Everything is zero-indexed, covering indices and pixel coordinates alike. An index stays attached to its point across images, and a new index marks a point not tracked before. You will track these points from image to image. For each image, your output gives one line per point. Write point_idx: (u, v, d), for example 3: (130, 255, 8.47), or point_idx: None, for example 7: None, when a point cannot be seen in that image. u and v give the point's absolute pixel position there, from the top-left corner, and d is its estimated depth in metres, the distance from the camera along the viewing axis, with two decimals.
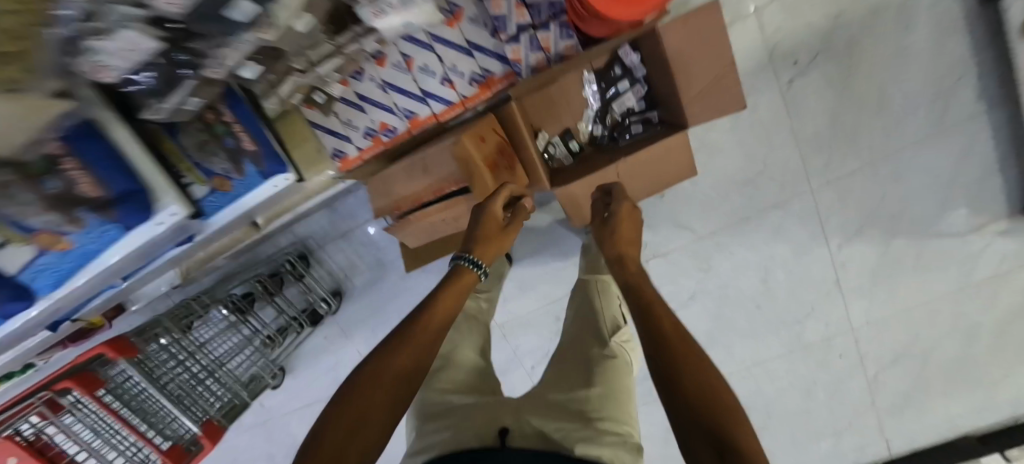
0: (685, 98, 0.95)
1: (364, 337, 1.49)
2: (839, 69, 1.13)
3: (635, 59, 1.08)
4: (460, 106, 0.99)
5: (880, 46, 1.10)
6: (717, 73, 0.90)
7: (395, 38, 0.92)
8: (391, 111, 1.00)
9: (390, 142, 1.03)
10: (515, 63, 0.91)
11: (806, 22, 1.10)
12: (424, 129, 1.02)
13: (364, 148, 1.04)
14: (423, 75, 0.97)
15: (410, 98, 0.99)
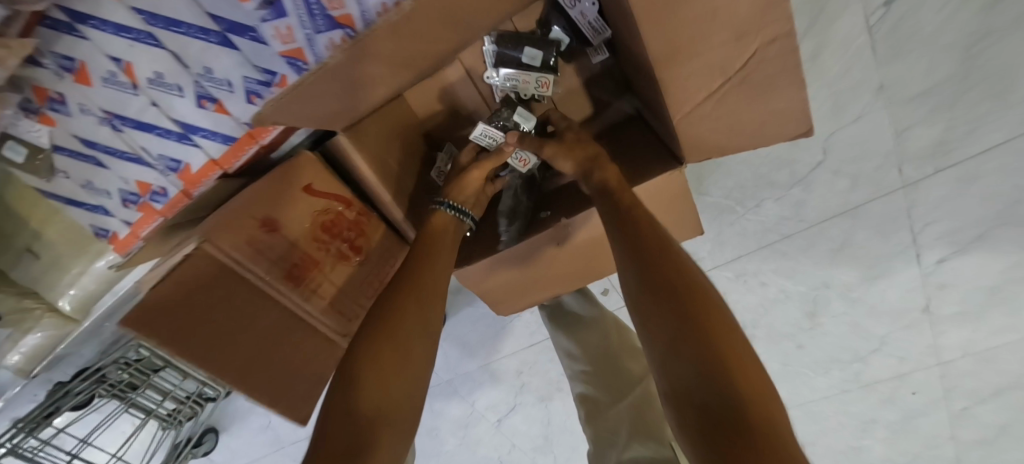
0: (688, 123, 0.49)
1: None
2: None
3: (592, 13, 0.56)
4: (253, 141, 0.54)
5: None
6: (750, 69, 0.44)
7: (59, 31, 0.44)
8: (142, 159, 0.57)
9: (166, 210, 0.61)
10: (299, 60, 0.45)
11: None
12: (210, 183, 0.58)
13: (135, 222, 0.63)
14: (162, 94, 0.51)
15: (162, 136, 0.54)
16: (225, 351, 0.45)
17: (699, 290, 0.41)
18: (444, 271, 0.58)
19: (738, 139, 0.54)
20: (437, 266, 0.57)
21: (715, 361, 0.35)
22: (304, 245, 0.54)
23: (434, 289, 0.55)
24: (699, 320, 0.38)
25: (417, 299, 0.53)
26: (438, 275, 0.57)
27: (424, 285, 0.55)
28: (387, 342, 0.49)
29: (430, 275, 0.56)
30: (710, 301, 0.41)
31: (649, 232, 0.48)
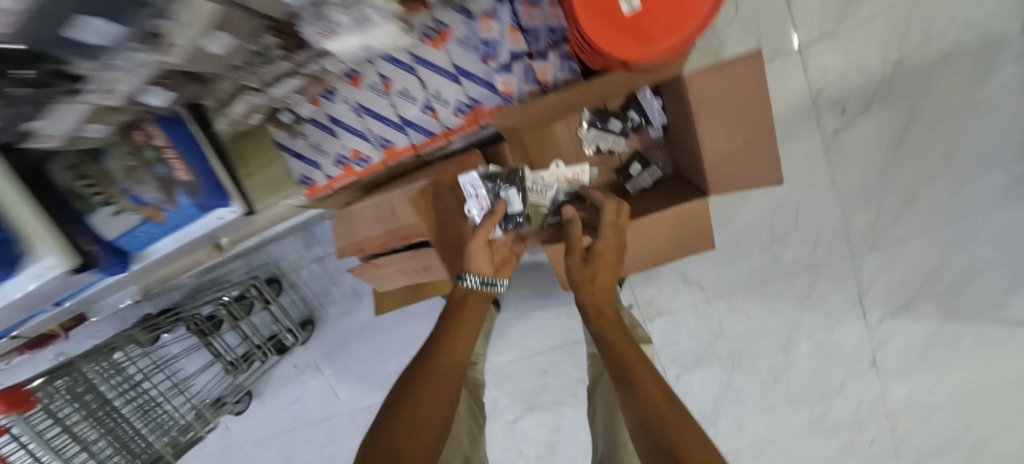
0: (709, 167, 0.79)
1: (338, 368, 1.39)
2: (894, 121, 0.96)
3: (657, 105, 0.94)
4: (443, 137, 0.86)
5: (944, 98, 0.94)
6: (746, 134, 0.76)
7: (370, 57, 0.79)
8: (364, 137, 0.88)
9: (363, 172, 0.91)
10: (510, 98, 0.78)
11: (860, 64, 0.92)
12: (399, 160, 0.89)
13: (334, 177, 0.93)
14: (403, 101, 0.84)
15: (387, 124, 0.86)
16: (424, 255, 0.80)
17: (655, 395, 0.50)
18: (469, 326, 0.68)
19: (734, 183, 0.81)
20: (453, 349, 0.63)
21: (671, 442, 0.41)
22: (457, 208, 0.79)
23: (450, 372, 0.59)
24: (641, 417, 0.46)
25: (434, 376, 0.56)
26: (463, 340, 0.65)
27: (448, 362, 0.60)
28: (426, 374, 0.57)
29: (449, 358, 0.61)
30: (665, 399, 0.49)
31: (625, 346, 0.62)
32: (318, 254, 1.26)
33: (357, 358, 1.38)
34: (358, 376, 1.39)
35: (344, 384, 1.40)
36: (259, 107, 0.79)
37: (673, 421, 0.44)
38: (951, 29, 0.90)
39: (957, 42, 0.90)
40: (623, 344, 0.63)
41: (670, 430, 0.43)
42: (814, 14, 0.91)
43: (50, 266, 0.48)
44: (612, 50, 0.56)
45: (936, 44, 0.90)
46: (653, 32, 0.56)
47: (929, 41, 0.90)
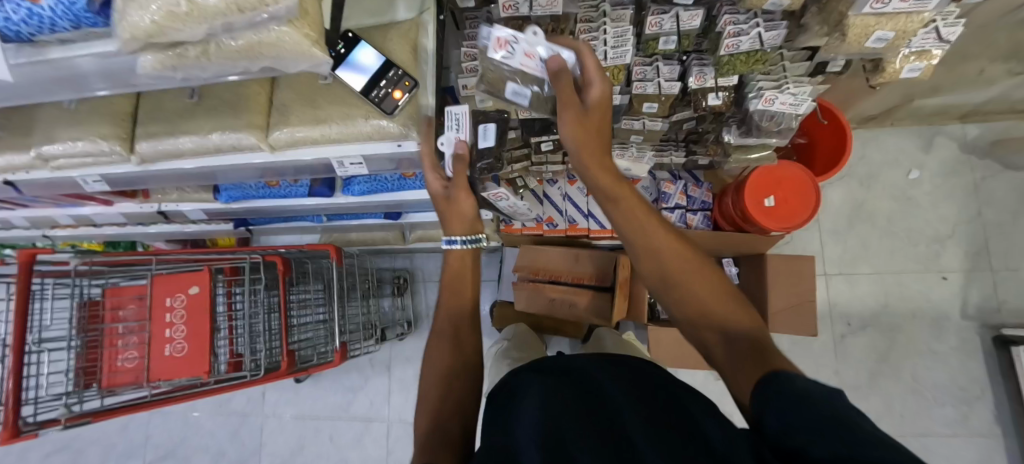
0: (772, 310, 1.20)
1: (407, 375, 1.55)
2: (882, 344, 1.39)
3: (734, 271, 1.38)
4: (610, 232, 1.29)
5: (916, 341, 1.38)
6: (799, 300, 1.18)
7: None
8: (561, 212, 1.32)
9: (548, 231, 1.30)
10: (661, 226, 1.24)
11: (863, 298, 1.41)
12: (576, 234, 1.31)
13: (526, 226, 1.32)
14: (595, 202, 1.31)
15: (578, 210, 1.32)
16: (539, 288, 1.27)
17: (688, 277, 0.47)
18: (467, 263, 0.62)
19: (786, 327, 1.19)
20: (452, 303, 0.60)
21: (735, 324, 0.42)
22: (565, 263, 1.27)
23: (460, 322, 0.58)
24: (687, 314, 0.46)
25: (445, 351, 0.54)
26: (466, 266, 0.62)
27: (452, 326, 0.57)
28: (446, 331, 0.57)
29: (450, 302, 0.60)
30: (701, 274, 0.47)
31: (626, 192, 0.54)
32: None
33: None
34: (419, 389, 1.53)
35: (401, 392, 1.54)
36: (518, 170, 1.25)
37: (719, 306, 0.44)
38: (921, 301, 1.39)
39: (923, 311, 1.38)
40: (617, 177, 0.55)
41: (724, 314, 0.44)
42: (835, 257, 1.44)
43: None
44: (755, 216, 1.02)
45: (910, 303, 1.39)
46: (778, 216, 1.03)
47: (906, 300, 1.39)
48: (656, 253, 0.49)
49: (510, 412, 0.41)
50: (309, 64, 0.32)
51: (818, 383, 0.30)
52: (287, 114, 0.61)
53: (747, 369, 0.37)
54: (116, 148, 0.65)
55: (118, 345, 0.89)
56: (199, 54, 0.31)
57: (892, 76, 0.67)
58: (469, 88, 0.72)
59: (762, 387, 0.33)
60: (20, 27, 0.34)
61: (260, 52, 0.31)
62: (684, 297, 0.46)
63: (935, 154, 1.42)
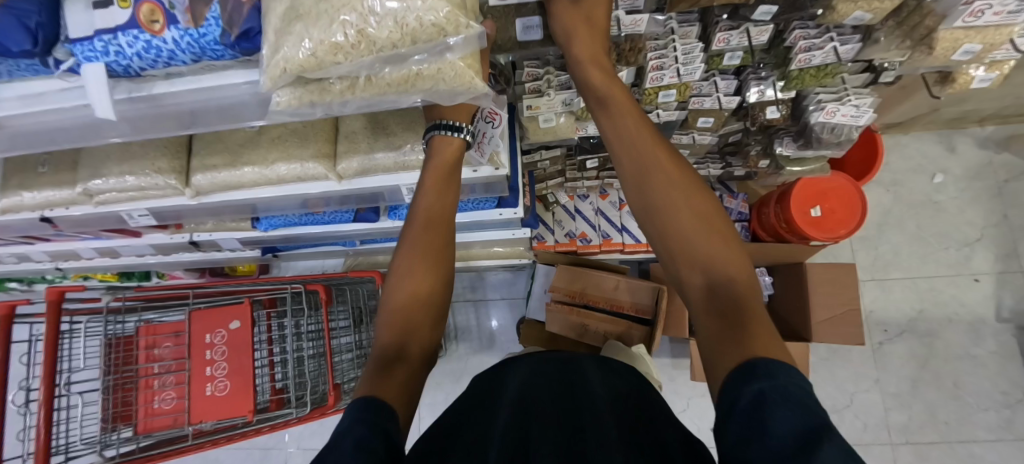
0: (816, 321, 1.17)
1: (437, 401, 1.49)
2: (921, 350, 1.37)
3: (768, 281, 1.37)
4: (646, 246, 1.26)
5: (954, 346, 1.36)
6: (843, 310, 1.16)
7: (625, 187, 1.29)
8: (594, 227, 1.29)
9: (582, 247, 1.29)
10: None
11: (897, 304, 1.40)
12: (610, 249, 1.28)
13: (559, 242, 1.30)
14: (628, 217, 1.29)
15: (612, 225, 1.29)
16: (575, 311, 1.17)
17: (686, 218, 0.40)
18: (441, 219, 0.50)
19: (831, 338, 1.17)
20: (416, 272, 0.47)
21: (728, 282, 0.37)
22: (605, 286, 1.19)
23: (427, 299, 0.46)
24: (670, 252, 0.41)
25: (394, 331, 0.43)
26: (438, 223, 0.50)
27: (410, 302, 0.45)
28: (409, 297, 0.46)
29: (413, 265, 0.47)
30: (703, 218, 0.40)
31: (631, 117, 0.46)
32: (478, 296, 1.57)
33: (456, 396, 1.50)
34: None
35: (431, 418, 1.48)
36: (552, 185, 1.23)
37: (714, 257, 0.38)
38: (955, 305, 1.38)
39: (959, 315, 1.37)
40: (620, 97, 0.47)
41: (716, 262, 0.38)
42: (867, 264, 1.43)
43: (517, 212, 0.84)
44: (802, 227, 1.02)
45: (945, 308, 1.38)
46: (825, 227, 1.03)
47: (941, 305, 1.38)
48: (664, 202, 0.41)
49: (482, 424, 0.42)
50: (461, 96, 0.30)
51: (796, 379, 0.28)
52: (356, 142, 0.59)
53: (724, 341, 0.33)
54: (172, 181, 0.62)
55: (155, 386, 0.85)
56: (346, 87, 0.29)
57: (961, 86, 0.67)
58: (534, 108, 0.70)
59: (739, 373, 0.30)
60: (131, 60, 0.31)
61: (413, 83, 0.29)
62: (679, 238, 0.40)
63: (958, 159, 1.44)
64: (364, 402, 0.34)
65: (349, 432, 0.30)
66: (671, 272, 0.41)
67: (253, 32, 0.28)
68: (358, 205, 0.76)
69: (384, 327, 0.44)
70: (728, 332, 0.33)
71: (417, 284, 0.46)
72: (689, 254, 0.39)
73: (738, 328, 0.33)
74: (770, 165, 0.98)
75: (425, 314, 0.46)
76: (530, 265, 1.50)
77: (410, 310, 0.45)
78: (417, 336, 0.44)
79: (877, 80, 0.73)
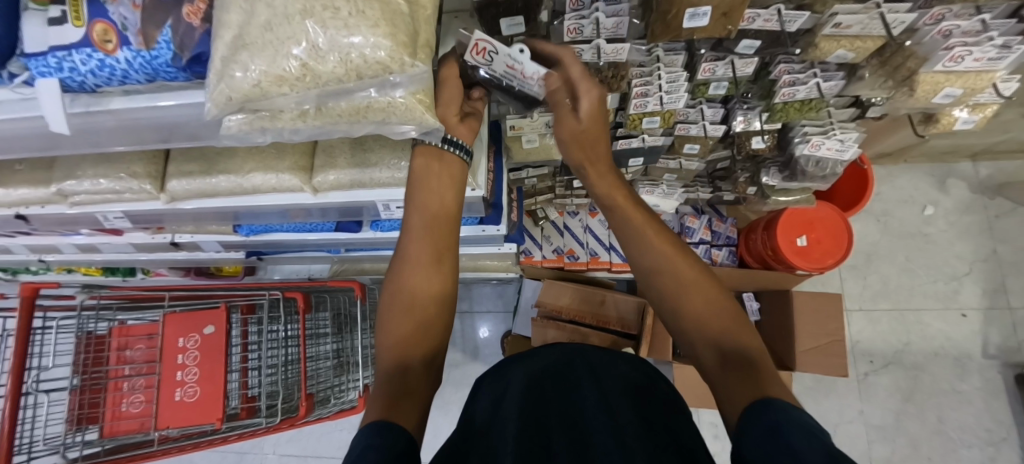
0: (800, 350, 1.16)
1: None
2: (906, 384, 1.35)
3: (754, 305, 1.37)
4: None
5: (941, 381, 1.35)
6: (828, 340, 1.15)
7: None
8: (582, 244, 1.28)
9: (568, 264, 1.27)
10: None
11: (884, 336, 1.39)
12: (597, 267, 1.27)
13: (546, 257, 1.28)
14: (615, 236, 1.29)
15: (600, 243, 1.28)
16: (559, 326, 1.15)
17: (688, 291, 0.43)
18: (441, 219, 0.49)
19: (814, 367, 1.16)
20: (421, 270, 0.46)
21: (739, 340, 0.39)
22: (592, 302, 1.19)
23: (440, 297, 0.47)
24: (682, 326, 0.43)
25: (412, 332, 0.44)
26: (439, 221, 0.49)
27: (410, 306, 0.45)
28: (408, 304, 0.45)
29: (421, 261, 0.47)
30: (705, 290, 0.43)
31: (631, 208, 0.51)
32: (465, 307, 1.56)
33: (437, 408, 1.48)
34: (429, 426, 1.46)
35: None
36: (541, 201, 1.23)
37: (721, 321, 0.41)
38: (943, 339, 1.37)
39: (945, 350, 1.36)
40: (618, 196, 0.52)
41: (728, 330, 0.40)
42: (856, 294, 1.42)
43: (500, 228, 0.84)
44: (788, 256, 1.01)
45: (932, 342, 1.37)
46: (812, 257, 1.02)
47: (928, 339, 1.37)
48: (670, 280, 0.44)
49: (490, 436, 0.40)
50: (412, 127, 0.31)
51: (810, 415, 0.29)
52: (334, 157, 0.59)
53: (738, 389, 0.34)
54: (146, 187, 0.62)
55: (124, 389, 0.83)
56: (295, 116, 0.30)
57: (945, 126, 0.67)
58: (517, 128, 0.70)
59: (756, 413, 0.30)
60: (86, 77, 0.32)
61: (364, 114, 0.30)
62: (687, 304, 0.43)
63: (949, 192, 1.44)
64: (376, 427, 0.32)
65: (361, 459, 0.28)
66: (686, 352, 0.43)
67: (203, 56, 0.31)
68: (337, 217, 0.76)
69: (385, 340, 0.44)
70: (744, 381, 0.34)
71: (422, 289, 0.46)
72: (698, 323, 0.41)
73: (754, 380, 0.34)
74: (756, 193, 0.98)
75: (430, 316, 0.45)
76: (517, 279, 1.49)
77: (412, 316, 0.45)
78: (417, 341, 0.43)
79: (863, 114, 0.72)
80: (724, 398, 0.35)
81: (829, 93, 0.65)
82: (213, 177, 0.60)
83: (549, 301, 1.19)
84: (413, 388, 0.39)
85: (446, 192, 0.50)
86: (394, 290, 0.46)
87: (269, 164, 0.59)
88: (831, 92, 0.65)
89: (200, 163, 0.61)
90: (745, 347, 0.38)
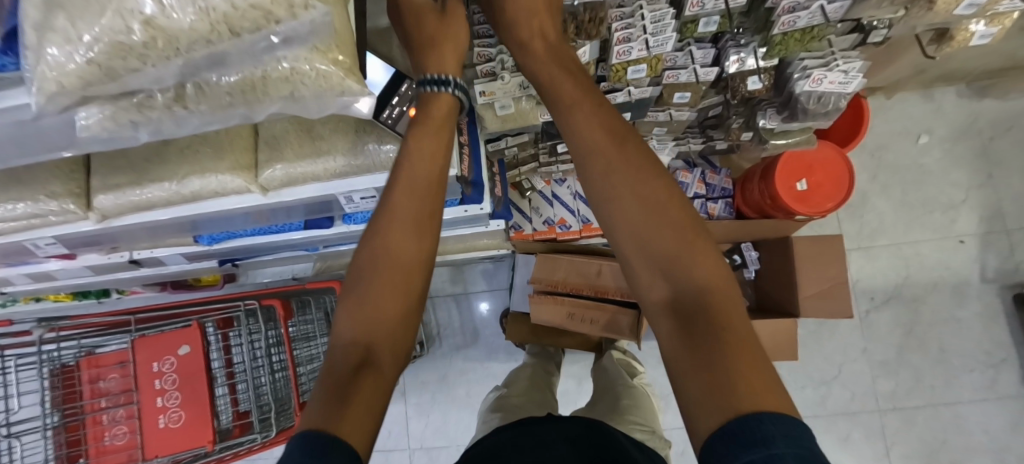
0: (802, 296, 1.14)
1: (424, 399, 1.46)
2: (907, 316, 1.36)
3: (754, 255, 1.30)
4: None
5: (940, 310, 1.35)
6: (830, 284, 1.14)
7: None
8: (572, 212, 1.22)
9: (561, 234, 1.22)
10: None
11: (883, 271, 1.38)
12: (591, 235, 1.21)
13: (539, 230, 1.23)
14: None
15: (592, 209, 1.23)
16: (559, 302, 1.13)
17: (645, 217, 0.36)
18: (427, 190, 0.42)
19: (817, 312, 1.14)
20: (398, 243, 0.40)
21: (700, 286, 0.34)
22: (589, 271, 1.12)
23: (409, 277, 0.40)
24: (633, 260, 0.37)
25: (362, 313, 0.37)
26: (423, 197, 0.42)
27: (383, 284, 0.39)
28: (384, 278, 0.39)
29: (402, 238, 0.40)
30: (666, 207, 0.36)
31: (584, 109, 0.41)
32: (460, 290, 1.51)
33: (444, 393, 1.47)
34: (438, 412, 1.46)
35: (420, 417, 1.46)
36: (525, 171, 1.16)
37: (682, 253, 0.35)
38: (941, 269, 1.36)
39: (943, 278, 1.36)
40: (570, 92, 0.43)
41: (690, 266, 0.34)
42: (854, 232, 1.40)
43: (483, 207, 0.78)
44: (787, 202, 0.97)
45: (930, 273, 1.36)
46: (812, 201, 0.98)
47: (927, 270, 1.37)
48: (624, 201, 0.37)
49: None
50: (329, 96, 0.31)
51: (794, 444, 0.24)
52: (280, 149, 0.51)
53: (692, 374, 0.30)
54: (70, 206, 0.53)
55: (105, 422, 0.78)
56: (171, 101, 0.27)
57: (959, 41, 0.60)
58: (488, 95, 0.63)
59: (730, 438, 0.26)
60: None
61: (263, 89, 0.29)
62: (647, 228, 0.36)
63: (944, 118, 1.39)
64: (308, 438, 0.29)
65: None
66: (634, 283, 0.38)
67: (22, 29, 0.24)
68: (305, 215, 0.68)
69: (346, 316, 0.38)
70: (704, 365, 0.30)
71: (404, 262, 0.40)
72: (653, 259, 0.36)
73: (708, 357, 0.30)
74: (753, 138, 0.92)
75: (410, 294, 0.40)
76: (510, 255, 1.44)
77: (381, 293, 0.38)
78: (387, 319, 0.38)
79: (865, 41, 0.64)
80: (676, 370, 0.32)
81: (836, 16, 0.57)
82: (144, 186, 0.52)
83: (543, 278, 1.15)
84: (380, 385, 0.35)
85: (434, 163, 0.43)
86: (368, 259, 0.40)
87: (206, 166, 0.51)
88: (835, 15, 0.57)
89: (127, 173, 0.52)
90: (705, 295, 0.33)
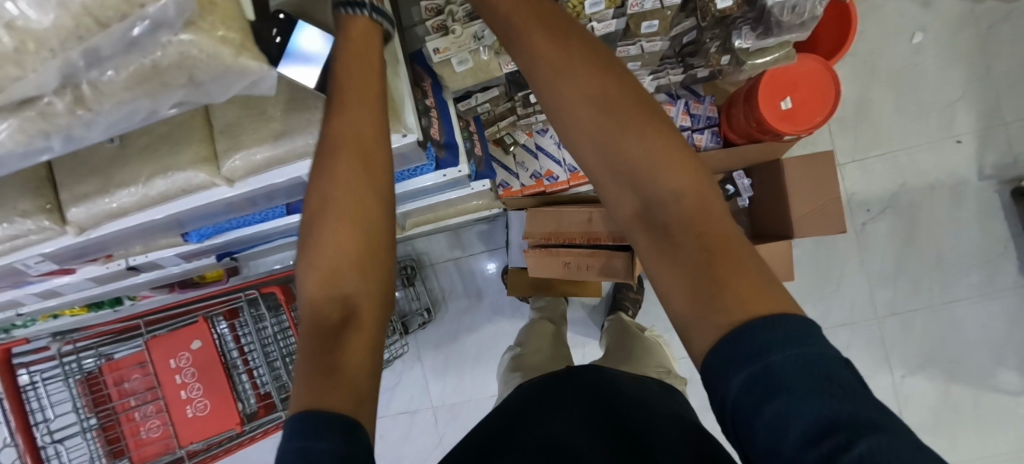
0: (795, 217, 1.14)
1: (440, 361, 1.54)
2: (904, 223, 1.36)
3: (746, 182, 1.32)
4: None
5: (936, 213, 1.35)
6: (823, 202, 1.13)
7: None
8: (559, 163, 1.20)
9: (550, 187, 1.20)
10: None
11: (878, 181, 1.36)
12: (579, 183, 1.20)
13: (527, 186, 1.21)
14: None
15: None
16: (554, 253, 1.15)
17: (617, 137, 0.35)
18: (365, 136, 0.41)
19: (811, 230, 1.15)
20: (350, 197, 0.40)
21: (677, 199, 0.34)
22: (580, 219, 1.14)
23: (365, 230, 0.41)
24: (609, 183, 0.37)
25: (326, 279, 0.39)
26: (364, 145, 0.41)
27: (340, 239, 0.40)
28: (337, 233, 0.40)
29: (347, 197, 0.40)
30: (627, 117, 0.35)
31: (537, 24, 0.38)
32: (459, 255, 1.53)
33: (458, 353, 1.53)
34: (455, 372, 1.53)
35: (439, 378, 1.53)
36: (505, 127, 1.13)
37: (655, 168, 0.34)
38: (937, 172, 1.34)
39: (940, 181, 1.35)
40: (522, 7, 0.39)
41: (666, 180, 0.34)
42: (847, 146, 1.37)
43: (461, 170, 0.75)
44: (773, 124, 0.94)
45: (926, 177, 1.35)
46: (799, 119, 0.95)
47: (922, 175, 1.35)
48: (591, 121, 0.36)
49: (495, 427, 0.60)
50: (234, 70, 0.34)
51: (797, 347, 0.26)
52: (236, 136, 0.50)
53: (683, 292, 0.31)
54: (44, 223, 0.53)
55: (137, 418, 0.83)
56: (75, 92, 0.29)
57: None
58: (443, 51, 0.60)
59: (730, 356, 0.27)
60: None
61: (161, 75, 0.31)
62: (614, 143, 0.35)
63: (939, 11, 1.31)
64: (310, 417, 0.32)
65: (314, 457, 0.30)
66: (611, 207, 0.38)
67: None
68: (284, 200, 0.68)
69: (310, 279, 0.40)
70: (693, 281, 0.31)
71: (359, 217, 0.41)
72: (629, 178, 0.35)
73: (695, 274, 0.31)
74: (732, 63, 0.88)
75: (372, 247, 0.41)
76: (503, 214, 1.44)
77: (341, 251, 0.40)
78: (351, 275, 0.40)
79: None
80: (664, 288, 0.33)
81: None
82: (112, 193, 0.52)
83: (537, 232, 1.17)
84: (361, 344, 0.38)
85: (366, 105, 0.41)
86: (323, 218, 0.40)
87: (168, 164, 0.51)
88: None
89: (94, 181, 0.52)
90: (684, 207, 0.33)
